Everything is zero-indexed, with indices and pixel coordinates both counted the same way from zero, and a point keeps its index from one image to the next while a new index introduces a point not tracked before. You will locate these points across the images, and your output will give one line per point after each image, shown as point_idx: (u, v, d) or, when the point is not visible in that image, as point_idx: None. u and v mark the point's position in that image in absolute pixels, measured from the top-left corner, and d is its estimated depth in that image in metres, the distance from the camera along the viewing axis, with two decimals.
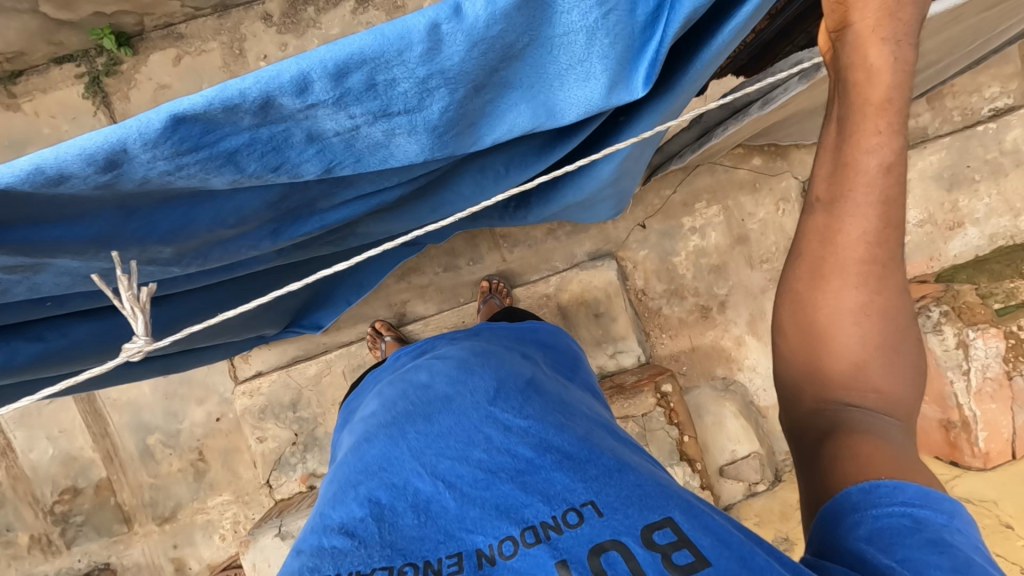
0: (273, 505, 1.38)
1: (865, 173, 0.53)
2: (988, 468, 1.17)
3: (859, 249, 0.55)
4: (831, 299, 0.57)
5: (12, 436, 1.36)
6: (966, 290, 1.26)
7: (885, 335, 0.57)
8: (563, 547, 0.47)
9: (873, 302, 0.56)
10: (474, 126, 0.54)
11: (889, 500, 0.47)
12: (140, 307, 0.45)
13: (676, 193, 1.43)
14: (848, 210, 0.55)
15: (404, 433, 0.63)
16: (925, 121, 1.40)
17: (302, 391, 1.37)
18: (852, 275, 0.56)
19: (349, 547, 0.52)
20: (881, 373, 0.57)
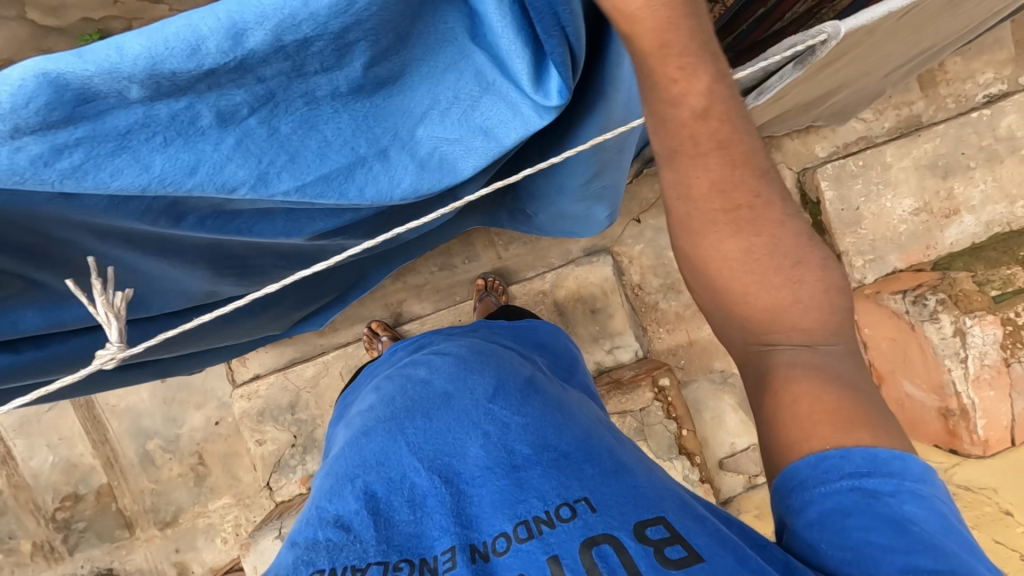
0: (274, 507, 1.38)
1: (685, 121, 0.50)
2: (988, 455, 1.17)
3: (714, 199, 0.53)
4: (709, 251, 0.55)
5: (12, 444, 1.36)
6: (963, 278, 1.25)
7: (777, 266, 0.53)
8: (554, 543, 0.47)
9: (756, 245, 0.54)
10: (399, 89, 0.49)
11: (837, 475, 0.47)
12: (114, 312, 0.46)
13: None
14: (686, 164, 0.52)
15: (402, 427, 0.62)
16: (920, 109, 1.41)
17: (300, 394, 1.37)
18: (720, 225, 0.54)
19: (344, 541, 0.52)
20: (791, 310, 0.54)
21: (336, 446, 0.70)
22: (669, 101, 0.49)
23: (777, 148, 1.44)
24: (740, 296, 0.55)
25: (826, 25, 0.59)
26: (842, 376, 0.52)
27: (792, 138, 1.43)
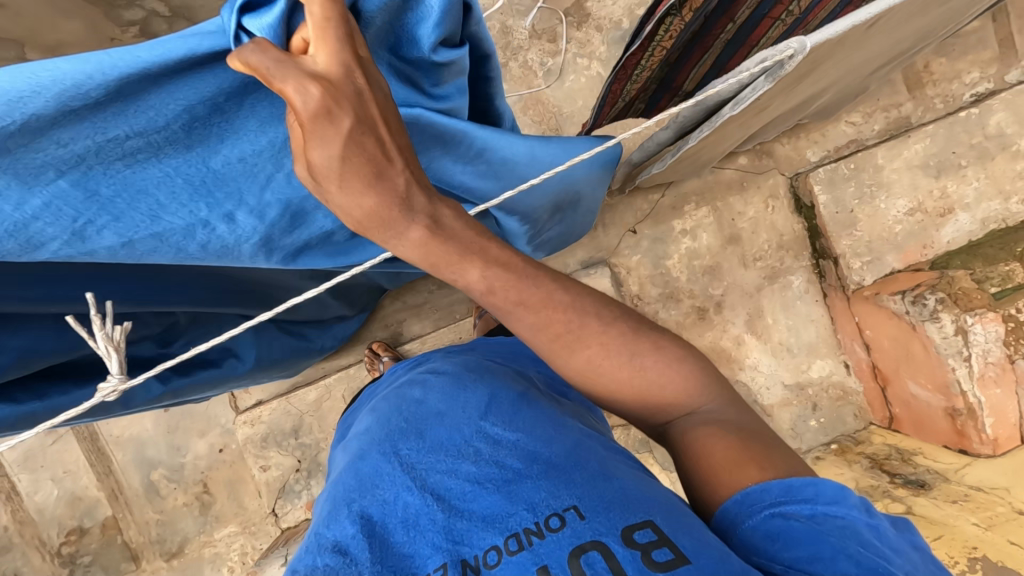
0: (281, 533, 1.37)
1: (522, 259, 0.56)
2: (999, 454, 1.15)
3: (556, 327, 0.57)
4: (581, 366, 0.60)
5: (16, 479, 1.36)
6: (961, 276, 1.25)
7: (634, 361, 0.61)
8: (544, 554, 0.48)
9: (610, 343, 0.59)
10: (218, 153, 0.54)
11: (759, 506, 0.52)
12: (114, 346, 0.47)
13: (664, 197, 1.44)
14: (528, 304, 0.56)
15: (394, 447, 0.62)
16: (908, 110, 1.43)
17: (303, 417, 1.37)
18: (577, 338, 0.58)
19: (340, 564, 0.52)
20: (660, 387, 0.61)
21: (333, 471, 0.70)
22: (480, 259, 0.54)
23: (769, 154, 1.45)
24: (623, 392, 0.62)
25: (793, 41, 0.64)
26: (726, 423, 0.59)
27: (783, 143, 1.45)
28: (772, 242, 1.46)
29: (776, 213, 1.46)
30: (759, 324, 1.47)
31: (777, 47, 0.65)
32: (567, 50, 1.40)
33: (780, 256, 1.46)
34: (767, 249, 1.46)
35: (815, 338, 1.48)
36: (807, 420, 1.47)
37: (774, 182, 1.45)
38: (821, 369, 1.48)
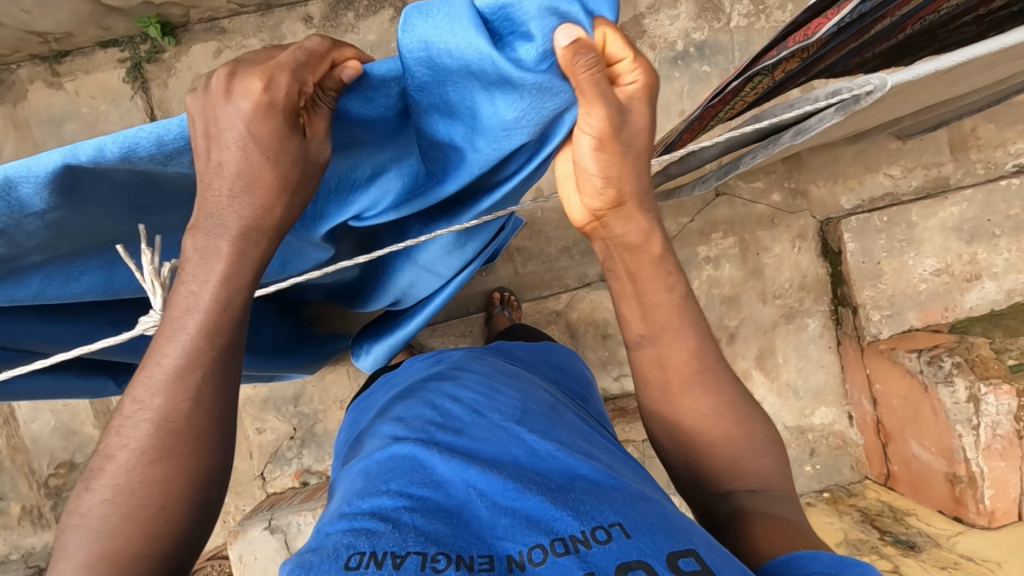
0: (266, 497, 1.38)
1: (666, 307, 0.66)
2: (993, 527, 1.16)
3: (690, 364, 0.66)
4: (685, 413, 0.67)
5: (16, 405, 1.37)
6: (980, 343, 1.24)
7: (732, 426, 0.66)
8: (593, 560, 0.47)
9: (723, 402, 0.66)
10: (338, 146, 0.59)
11: (806, 569, 0.51)
12: (159, 281, 0.51)
13: (692, 222, 1.44)
14: (669, 337, 0.66)
15: (433, 437, 0.63)
16: (948, 171, 1.42)
17: (305, 386, 1.37)
18: (692, 389, 0.66)
19: (381, 530, 0.51)
20: (747, 460, 0.66)
21: (359, 450, 0.69)
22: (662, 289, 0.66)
23: (803, 195, 1.43)
24: (701, 452, 0.67)
25: (874, 76, 0.61)
26: (787, 514, 0.62)
27: (819, 186, 1.43)
28: (794, 282, 1.45)
29: (802, 254, 1.45)
30: (768, 362, 1.46)
31: (856, 80, 0.63)
32: None
33: (800, 296, 1.46)
34: (787, 288, 1.45)
35: (823, 384, 1.47)
36: (802, 464, 1.45)
37: (804, 223, 1.44)
38: (824, 417, 1.47)
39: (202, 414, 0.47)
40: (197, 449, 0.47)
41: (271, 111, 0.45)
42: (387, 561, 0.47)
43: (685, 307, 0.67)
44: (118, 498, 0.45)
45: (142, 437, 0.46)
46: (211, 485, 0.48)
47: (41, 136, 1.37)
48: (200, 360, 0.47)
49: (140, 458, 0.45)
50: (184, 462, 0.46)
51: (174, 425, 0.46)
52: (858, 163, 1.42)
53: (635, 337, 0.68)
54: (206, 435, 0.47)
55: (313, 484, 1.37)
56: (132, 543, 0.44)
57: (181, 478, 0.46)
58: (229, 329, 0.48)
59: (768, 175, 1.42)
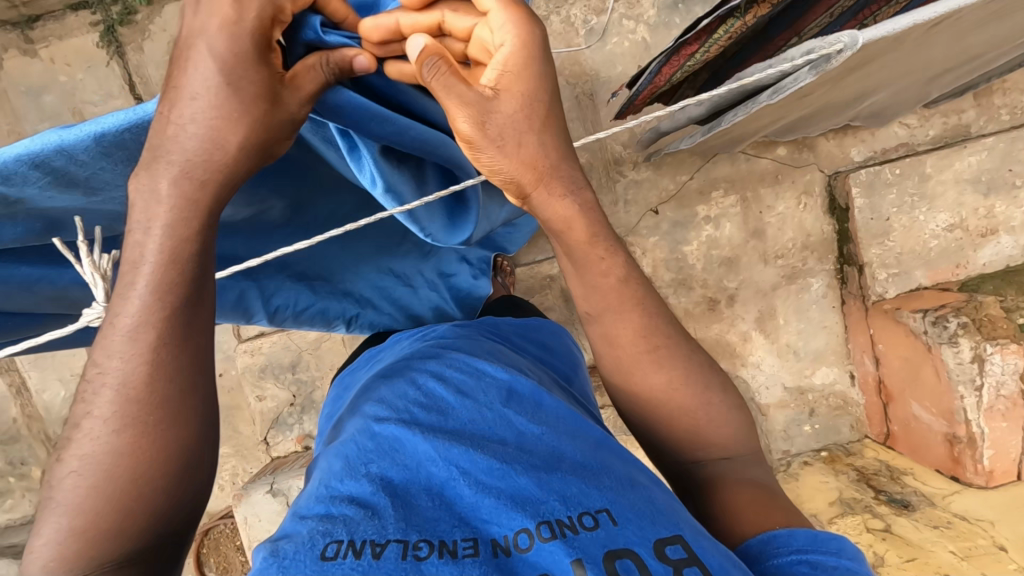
0: (270, 461, 1.42)
1: (615, 289, 0.60)
2: (991, 486, 1.17)
3: (639, 344, 0.61)
4: (644, 388, 0.61)
5: (27, 375, 1.42)
6: (990, 302, 1.19)
7: (697, 398, 0.61)
8: (580, 546, 0.43)
9: (678, 375, 0.61)
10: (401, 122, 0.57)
11: (786, 549, 0.52)
12: (98, 272, 0.52)
13: (692, 179, 1.38)
14: (611, 318, 0.61)
15: (415, 416, 0.56)
16: (970, 118, 1.32)
17: (302, 354, 1.38)
18: (648, 365, 0.61)
19: (362, 515, 0.45)
20: (707, 423, 0.62)
21: (339, 431, 0.62)
22: (601, 273, 0.60)
23: (810, 148, 1.36)
24: (659, 416, 0.62)
25: (845, 34, 0.59)
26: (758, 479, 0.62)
27: (827, 138, 1.35)
28: (797, 241, 1.39)
29: (807, 212, 1.38)
30: (769, 323, 1.42)
31: (827, 38, 0.60)
32: (613, 10, 1.31)
33: (803, 256, 1.40)
34: (790, 247, 1.39)
35: (824, 345, 1.43)
36: (801, 425, 1.44)
37: (811, 178, 1.36)
38: (825, 377, 1.44)
39: (164, 379, 0.49)
40: (162, 418, 0.49)
41: (236, 30, 0.47)
42: (366, 549, 0.42)
43: (631, 290, 0.60)
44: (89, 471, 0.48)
45: (114, 405, 0.48)
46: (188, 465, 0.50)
47: (19, 107, 1.34)
48: (149, 322, 0.49)
49: (110, 420, 0.48)
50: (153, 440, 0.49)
51: (131, 392, 0.48)
52: None
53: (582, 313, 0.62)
54: (165, 405, 0.49)
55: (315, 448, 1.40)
56: (101, 520, 0.47)
57: (152, 448, 0.48)
58: (178, 287, 0.49)
59: None
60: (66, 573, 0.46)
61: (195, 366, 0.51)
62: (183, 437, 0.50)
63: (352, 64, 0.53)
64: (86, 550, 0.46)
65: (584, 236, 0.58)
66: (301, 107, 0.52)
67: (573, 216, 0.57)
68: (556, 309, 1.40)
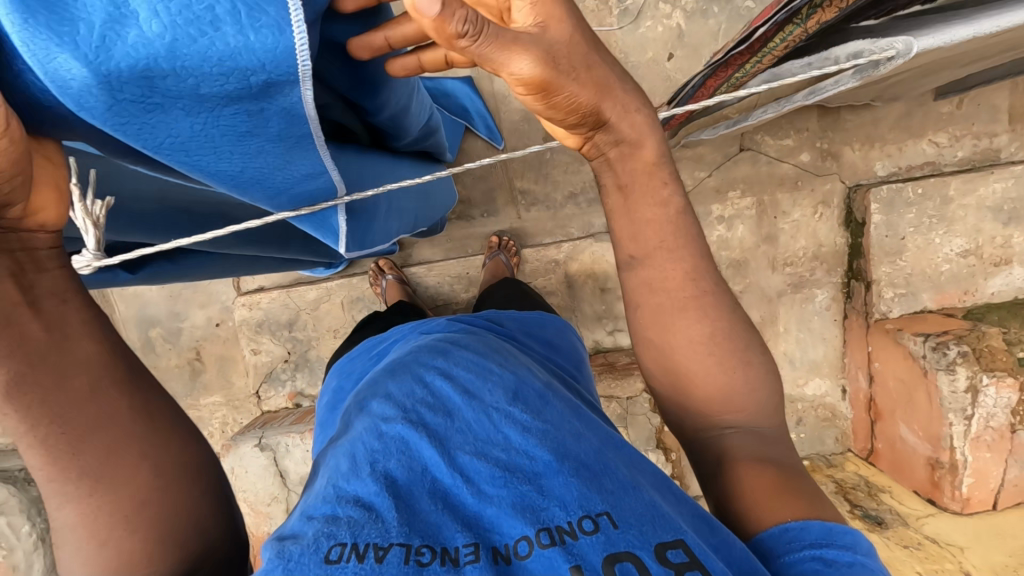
0: (260, 414, 1.44)
1: (657, 223, 0.50)
2: (965, 512, 1.19)
3: (685, 288, 0.51)
4: (686, 344, 0.52)
5: None
6: (993, 333, 1.18)
7: (732, 353, 0.52)
8: (580, 553, 0.42)
9: (718, 328, 0.52)
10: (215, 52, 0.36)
11: (798, 543, 0.47)
12: (92, 223, 0.49)
13: (710, 177, 1.35)
14: (661, 259, 0.50)
15: (421, 417, 0.54)
16: (1001, 143, 1.28)
17: (299, 313, 1.38)
18: (688, 313, 0.51)
19: (366, 518, 0.44)
20: (739, 387, 0.53)
21: (342, 427, 0.60)
22: (656, 202, 0.50)
23: (834, 158, 1.32)
24: (682, 375, 0.53)
25: (898, 40, 0.55)
26: (779, 457, 0.54)
27: (854, 148, 1.32)
28: (808, 250, 1.37)
29: (822, 222, 1.36)
30: (769, 330, 1.42)
31: (879, 44, 0.57)
32: None
33: (812, 266, 1.38)
34: (801, 256, 1.38)
35: (821, 357, 1.43)
36: None
37: (830, 188, 1.34)
38: (817, 388, 1.44)
39: (67, 452, 0.39)
40: (93, 487, 0.40)
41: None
42: (370, 553, 0.41)
43: (683, 222, 0.50)
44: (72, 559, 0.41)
45: (41, 486, 0.40)
46: (178, 500, 0.43)
47: None
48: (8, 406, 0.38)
49: (51, 503, 0.40)
50: (115, 503, 0.41)
51: (45, 473, 0.39)
52: (900, 128, 1.29)
53: (624, 258, 0.52)
54: (92, 472, 0.40)
55: (305, 406, 1.41)
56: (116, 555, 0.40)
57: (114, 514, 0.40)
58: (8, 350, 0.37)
59: (799, 132, 1.32)
60: None
61: (109, 415, 0.41)
62: (149, 487, 0.42)
63: None
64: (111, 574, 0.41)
65: (651, 157, 0.49)
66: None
67: (641, 131, 0.48)
68: (558, 295, 1.39)
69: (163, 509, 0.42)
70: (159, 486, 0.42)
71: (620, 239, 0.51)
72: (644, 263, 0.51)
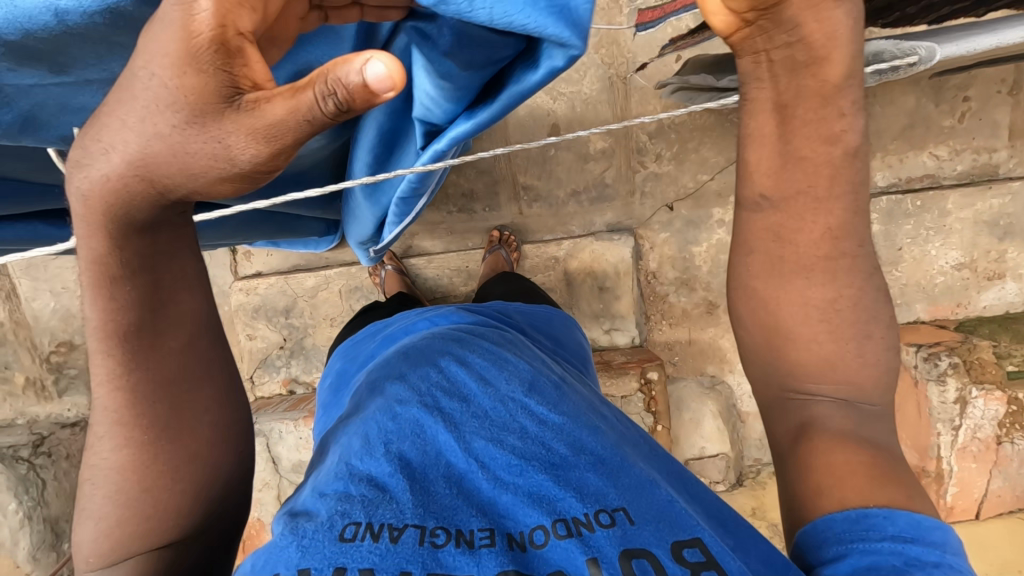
0: (253, 399, 1.43)
1: (827, 163, 0.46)
2: (948, 520, 1.21)
3: (824, 245, 0.50)
4: (796, 304, 0.52)
5: (18, 282, 1.41)
6: (984, 346, 1.19)
7: (851, 326, 0.52)
8: (596, 546, 0.42)
9: (842, 296, 0.51)
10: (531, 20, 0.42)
11: (878, 534, 0.46)
12: None
13: (713, 180, 1.35)
14: (802, 206, 0.48)
15: (437, 403, 0.56)
16: (1001, 158, 1.28)
17: (297, 300, 1.38)
18: (808, 274, 0.51)
19: (380, 499, 0.45)
20: (848, 359, 0.52)
21: (353, 406, 0.62)
22: (824, 139, 0.45)
23: None
24: (784, 334, 0.54)
25: (922, 46, 0.56)
26: (878, 442, 0.52)
27: None
28: None
29: None
30: None
31: (902, 46, 0.56)
32: None
33: None
34: None
35: None
36: None
37: None
38: None
39: (147, 398, 0.46)
40: (156, 436, 0.46)
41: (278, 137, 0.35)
42: (384, 534, 0.42)
43: (847, 170, 0.46)
44: (110, 493, 0.46)
45: (104, 427, 0.46)
46: (200, 478, 0.49)
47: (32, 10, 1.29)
48: (113, 350, 0.43)
49: (106, 441, 0.46)
50: (154, 462, 0.47)
51: (118, 415, 0.45)
52: (903, 138, 1.30)
53: (755, 197, 0.50)
54: (160, 423, 0.47)
55: (299, 393, 1.41)
56: (161, 489, 0.47)
57: (165, 461, 0.47)
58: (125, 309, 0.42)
59: None
60: (127, 527, 0.47)
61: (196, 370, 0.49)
62: (201, 440, 0.49)
63: (368, 84, 0.33)
64: (145, 507, 0.47)
65: (835, 76, 0.42)
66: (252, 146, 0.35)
67: (838, 37, 0.40)
68: (557, 291, 1.40)
69: (203, 462, 0.49)
70: (191, 457, 0.48)
71: (758, 172, 0.49)
72: (780, 204, 0.49)
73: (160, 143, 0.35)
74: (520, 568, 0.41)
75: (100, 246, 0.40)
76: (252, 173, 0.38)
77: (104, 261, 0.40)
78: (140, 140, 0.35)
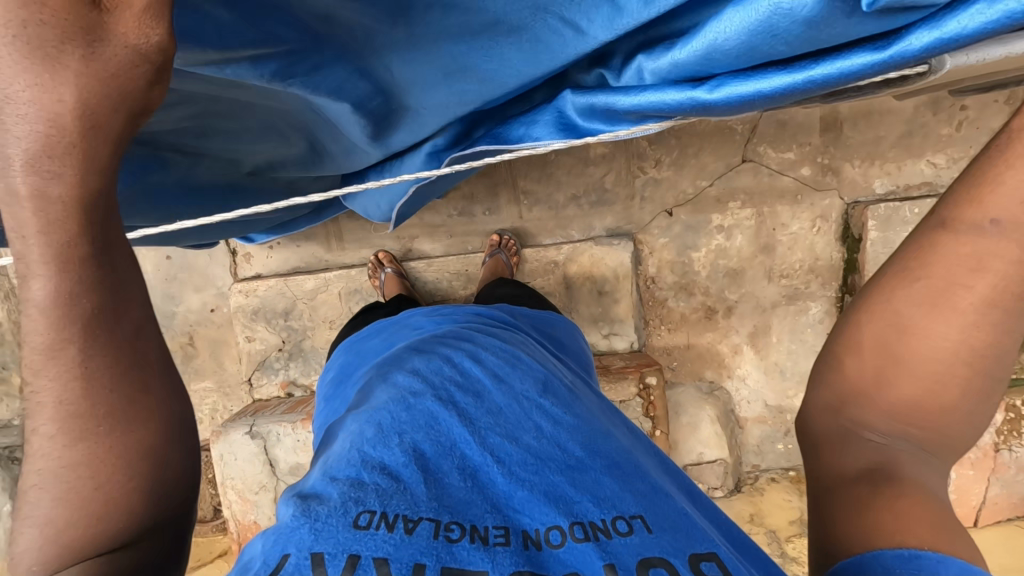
0: (251, 401, 1.43)
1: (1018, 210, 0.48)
2: None
3: (977, 296, 0.50)
4: (925, 338, 0.52)
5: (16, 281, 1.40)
6: None
7: (967, 385, 0.51)
8: (613, 552, 0.42)
9: (975, 351, 0.51)
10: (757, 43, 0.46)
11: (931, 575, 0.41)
12: None
13: (712, 186, 1.36)
14: (988, 249, 0.49)
15: (452, 398, 0.57)
16: None
17: (296, 302, 1.38)
18: (952, 319, 0.51)
19: (394, 489, 0.45)
20: (945, 413, 0.52)
21: (363, 397, 0.62)
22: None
23: (834, 173, 1.34)
24: (898, 368, 0.53)
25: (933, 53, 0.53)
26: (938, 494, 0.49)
27: (854, 164, 1.33)
28: (804, 263, 1.39)
29: (820, 236, 1.37)
30: (762, 340, 1.43)
31: None
32: None
33: (807, 279, 1.39)
34: (797, 268, 1.39)
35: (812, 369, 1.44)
36: (774, 442, 1.48)
37: (829, 203, 1.35)
38: None
39: (91, 388, 0.40)
40: (113, 427, 0.41)
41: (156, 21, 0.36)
42: (399, 524, 0.42)
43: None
44: (51, 499, 0.40)
45: (51, 423, 0.39)
46: (160, 475, 0.43)
47: None
48: (69, 328, 0.38)
49: (50, 441, 0.40)
50: (103, 460, 0.40)
51: (72, 408, 0.39)
52: (901, 146, 1.31)
53: (981, 221, 0.50)
54: (115, 411, 0.41)
55: (297, 395, 1.40)
56: (111, 489, 0.41)
57: (114, 458, 0.41)
58: (90, 289, 0.39)
59: (802, 146, 1.33)
60: (71, 536, 0.40)
61: (141, 353, 0.42)
62: (152, 433, 0.43)
63: None
64: (92, 511, 0.40)
65: None
66: (146, 33, 0.36)
67: None
68: (556, 295, 1.40)
69: (156, 459, 0.43)
70: (143, 451, 0.42)
71: (999, 199, 0.49)
72: (1008, 234, 0.49)
73: (86, 79, 0.36)
74: (535, 569, 0.41)
75: (29, 211, 0.37)
76: (167, 66, 0.39)
77: (68, 244, 0.37)
78: (63, 83, 0.35)
